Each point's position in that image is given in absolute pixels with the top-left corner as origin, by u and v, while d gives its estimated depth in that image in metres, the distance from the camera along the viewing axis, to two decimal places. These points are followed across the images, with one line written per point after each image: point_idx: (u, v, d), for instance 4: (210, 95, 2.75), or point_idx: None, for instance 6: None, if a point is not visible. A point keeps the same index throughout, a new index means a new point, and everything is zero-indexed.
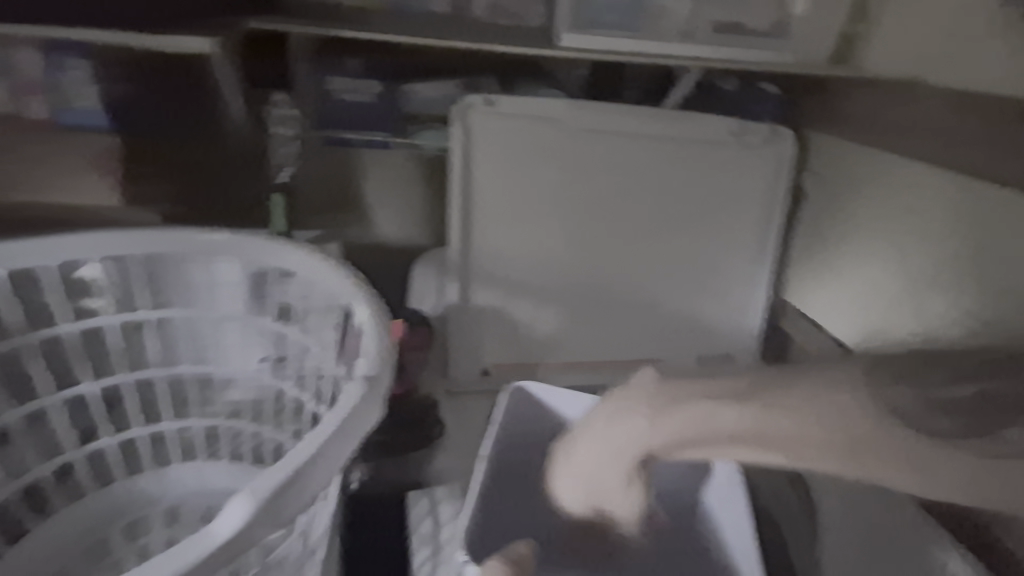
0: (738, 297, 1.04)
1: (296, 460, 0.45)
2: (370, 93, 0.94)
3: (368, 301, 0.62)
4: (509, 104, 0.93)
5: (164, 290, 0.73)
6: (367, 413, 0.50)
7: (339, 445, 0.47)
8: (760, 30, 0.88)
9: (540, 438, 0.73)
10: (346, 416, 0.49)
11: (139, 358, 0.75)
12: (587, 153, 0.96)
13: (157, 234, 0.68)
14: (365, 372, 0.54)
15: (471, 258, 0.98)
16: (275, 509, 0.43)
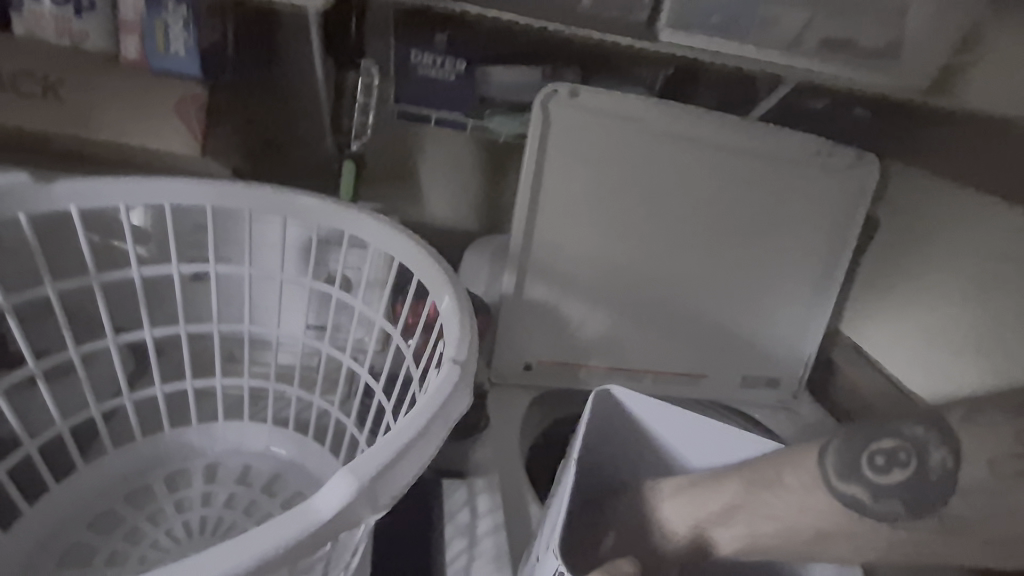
0: (780, 322, 1.05)
1: (396, 446, 0.45)
2: (452, 72, 0.92)
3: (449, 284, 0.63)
4: (590, 96, 0.89)
5: (227, 247, 0.83)
6: (458, 399, 0.50)
7: (434, 429, 0.47)
8: (873, 49, 0.80)
9: (606, 446, 0.72)
10: (440, 405, 0.49)
11: (197, 305, 0.86)
12: (667, 157, 0.93)
13: (244, 189, 0.73)
14: (454, 356, 0.54)
15: (532, 249, 0.94)
16: (373, 492, 0.43)
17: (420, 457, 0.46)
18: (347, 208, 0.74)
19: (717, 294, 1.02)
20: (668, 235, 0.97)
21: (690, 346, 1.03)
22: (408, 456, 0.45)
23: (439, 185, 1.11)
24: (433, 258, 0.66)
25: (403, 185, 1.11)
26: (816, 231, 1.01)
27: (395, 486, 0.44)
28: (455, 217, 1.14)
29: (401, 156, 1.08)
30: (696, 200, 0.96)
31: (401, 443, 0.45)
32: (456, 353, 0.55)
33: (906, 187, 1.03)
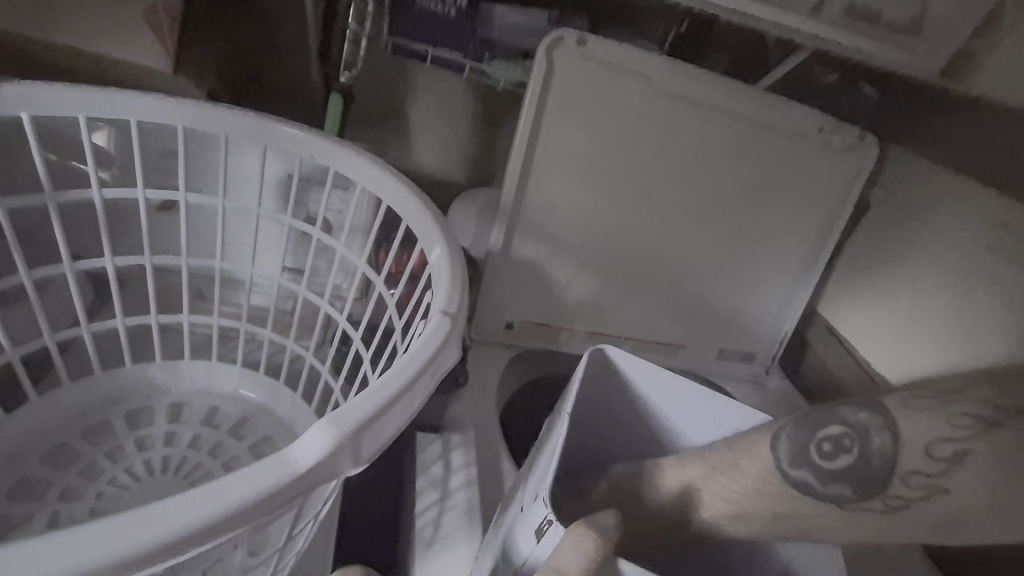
0: (761, 299, 1.06)
1: (381, 398, 0.43)
2: (453, 7, 0.87)
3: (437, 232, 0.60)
4: (599, 47, 0.83)
5: (199, 176, 0.77)
6: (445, 353, 0.48)
7: (419, 384, 0.46)
8: (895, 23, 0.78)
9: (593, 409, 0.70)
10: (429, 357, 0.47)
11: (164, 238, 0.80)
12: (671, 121, 0.90)
13: (222, 113, 0.68)
14: (444, 308, 0.52)
15: (524, 205, 0.91)
16: (356, 443, 0.41)
17: (401, 413, 0.44)
18: (335, 144, 0.69)
19: (706, 265, 1.01)
20: (664, 201, 0.95)
21: (673, 315, 1.04)
22: (391, 410, 0.43)
23: (431, 133, 1.06)
24: (424, 203, 0.63)
25: (392, 128, 1.05)
26: (808, 211, 1.01)
27: (377, 439, 0.42)
28: (441, 167, 1.09)
29: (394, 97, 1.03)
30: (696, 168, 0.94)
31: (386, 396, 0.43)
32: (445, 304, 0.52)
33: (901, 173, 1.02)
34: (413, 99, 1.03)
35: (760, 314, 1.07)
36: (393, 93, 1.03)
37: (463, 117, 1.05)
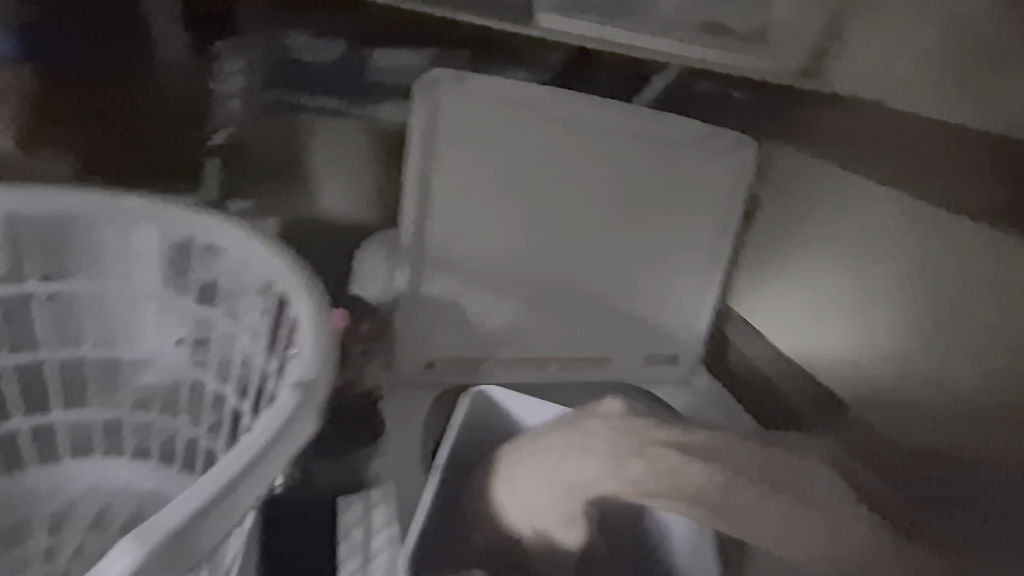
0: (684, 304, 1.08)
1: (217, 487, 0.50)
2: (334, 54, 0.93)
3: (306, 294, 0.64)
4: (477, 81, 0.87)
5: (65, 261, 0.73)
6: (300, 424, 0.56)
7: (271, 460, 0.53)
8: None
9: (491, 435, 0.89)
10: (277, 433, 0.54)
11: (25, 334, 0.74)
12: (560, 144, 0.92)
13: (74, 194, 0.68)
14: (302, 377, 0.58)
15: (425, 240, 0.91)
16: (187, 544, 0.47)
17: (245, 499, 0.51)
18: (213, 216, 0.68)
19: (618, 276, 1.03)
20: (566, 219, 0.97)
21: (595, 329, 1.05)
22: (216, 510, 0.49)
23: (329, 179, 1.01)
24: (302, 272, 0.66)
25: (285, 180, 0.99)
26: (705, 216, 1.03)
27: (213, 532, 0.49)
28: (346, 210, 1.02)
29: (284, 147, 0.97)
30: (591, 184, 0.96)
31: (217, 489, 0.50)
32: (304, 372, 0.59)
33: (784, 167, 1.03)
34: (309, 147, 0.98)
35: (680, 317, 1.09)
36: (279, 144, 0.97)
37: (364, 159, 0.99)
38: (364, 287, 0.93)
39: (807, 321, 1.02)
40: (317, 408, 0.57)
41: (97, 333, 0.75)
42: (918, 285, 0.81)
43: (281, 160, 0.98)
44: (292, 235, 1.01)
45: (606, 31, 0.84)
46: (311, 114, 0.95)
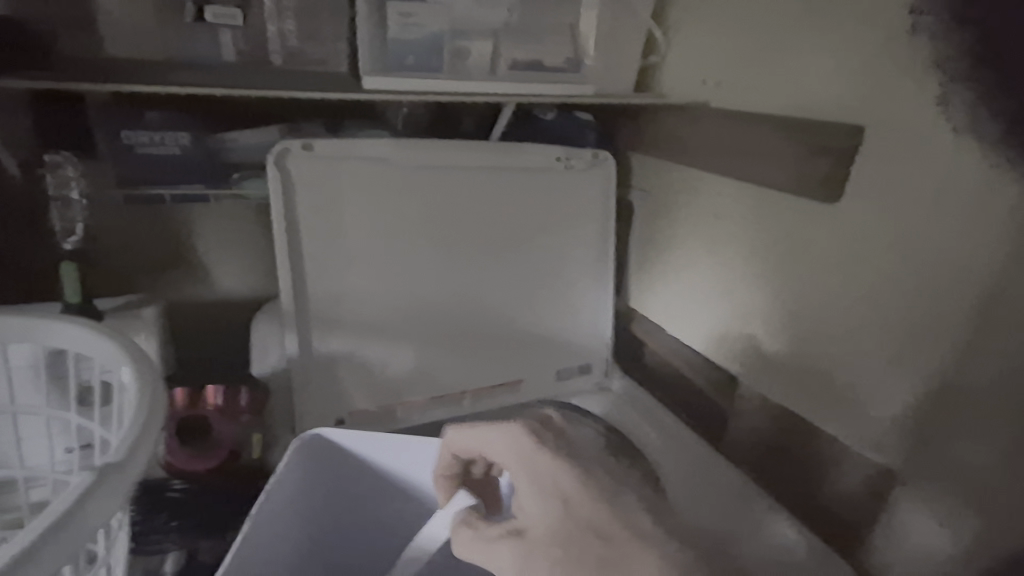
0: (584, 313, 1.13)
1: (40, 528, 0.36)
2: (178, 144, 0.90)
3: (136, 361, 0.53)
4: (326, 146, 0.91)
5: None
6: (105, 506, 0.40)
7: (50, 548, 0.36)
8: (557, 66, 0.91)
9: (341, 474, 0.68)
10: (86, 515, 0.38)
11: None
12: (425, 189, 0.98)
13: None
14: (105, 459, 0.43)
15: (310, 302, 0.93)
16: None
17: (95, 521, 0.39)
18: (19, 317, 0.59)
19: (511, 300, 1.06)
20: (447, 257, 1.01)
21: (505, 355, 1.07)
22: (53, 549, 0.36)
23: (223, 262, 1.03)
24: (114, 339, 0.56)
25: (171, 271, 1.01)
26: (581, 227, 1.10)
27: None
28: (246, 286, 1.06)
29: (167, 237, 0.99)
30: (465, 219, 1.01)
31: (57, 516, 0.37)
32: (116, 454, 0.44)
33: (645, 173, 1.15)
34: (194, 235, 1.00)
35: (579, 328, 1.13)
36: (158, 238, 0.98)
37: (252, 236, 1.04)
38: (263, 361, 0.96)
39: (695, 310, 1.07)
40: (130, 487, 0.42)
41: None
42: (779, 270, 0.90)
43: (163, 252, 0.99)
44: (190, 321, 1.04)
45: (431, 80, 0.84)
46: (172, 201, 0.93)
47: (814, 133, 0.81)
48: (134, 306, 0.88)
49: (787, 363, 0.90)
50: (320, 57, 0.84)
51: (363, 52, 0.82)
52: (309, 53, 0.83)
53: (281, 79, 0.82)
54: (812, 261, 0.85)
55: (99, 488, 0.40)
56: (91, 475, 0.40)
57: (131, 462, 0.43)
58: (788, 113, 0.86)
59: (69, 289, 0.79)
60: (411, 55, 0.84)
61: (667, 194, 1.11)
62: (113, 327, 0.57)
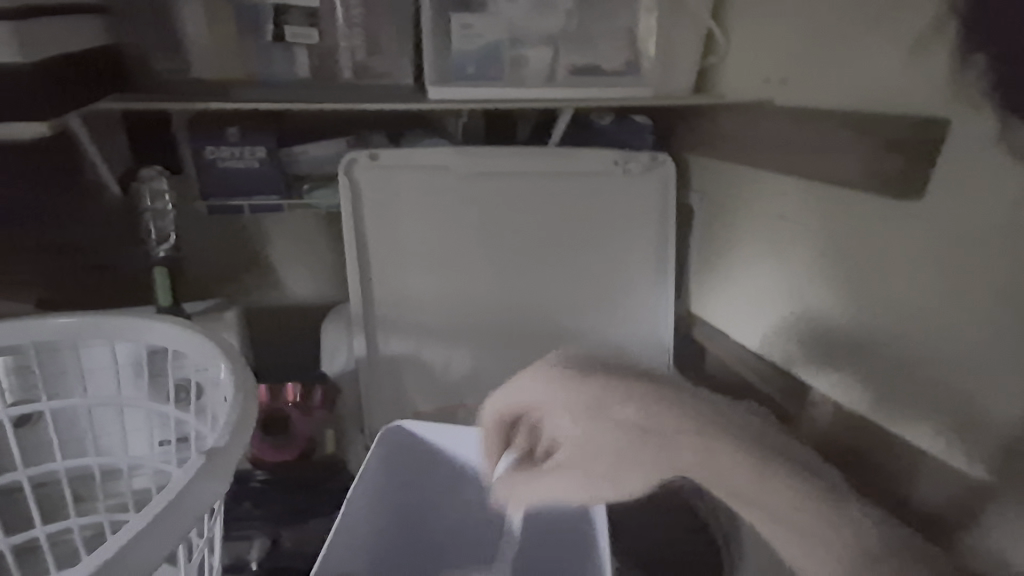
0: (644, 318, 1.11)
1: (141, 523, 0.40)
2: (254, 158, 0.95)
3: (228, 362, 0.57)
4: (390, 156, 0.95)
5: (55, 388, 0.74)
6: (205, 495, 0.44)
7: (150, 543, 0.39)
8: (616, 69, 0.92)
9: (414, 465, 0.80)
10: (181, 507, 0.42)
11: (36, 444, 0.75)
12: (484, 195, 1.00)
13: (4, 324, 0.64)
14: (210, 446, 0.47)
15: (375, 305, 0.98)
16: None
17: (204, 502, 0.44)
18: (126, 318, 0.65)
19: (568, 304, 1.06)
20: (503, 261, 1.02)
21: (562, 359, 1.07)
22: (168, 522, 0.41)
23: (293, 267, 1.08)
24: (207, 339, 0.60)
25: (249, 277, 1.07)
26: (641, 231, 1.09)
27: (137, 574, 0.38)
28: (315, 292, 1.10)
29: (245, 245, 1.05)
30: (522, 223, 1.03)
31: (172, 496, 0.42)
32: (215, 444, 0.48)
33: (703, 174, 1.14)
34: (267, 243, 1.06)
35: (639, 333, 1.11)
36: (239, 246, 1.05)
37: (321, 244, 1.08)
38: (332, 361, 1.00)
39: (758, 313, 1.02)
40: (231, 471, 0.47)
41: (73, 447, 0.76)
42: (844, 275, 0.85)
43: (242, 259, 1.06)
44: (263, 324, 1.09)
45: (492, 89, 0.87)
46: (251, 212, 0.99)
47: (882, 127, 0.77)
48: (217, 309, 0.94)
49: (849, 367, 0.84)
50: (387, 71, 0.88)
51: (427, 65, 0.85)
52: (375, 67, 0.88)
53: (351, 93, 0.86)
54: (879, 265, 0.80)
55: (205, 472, 0.45)
56: (200, 459, 0.45)
57: (232, 448, 0.48)
58: (851, 103, 0.83)
59: (161, 292, 0.86)
60: (471, 64, 0.87)
61: (728, 196, 1.08)
62: (206, 328, 0.62)
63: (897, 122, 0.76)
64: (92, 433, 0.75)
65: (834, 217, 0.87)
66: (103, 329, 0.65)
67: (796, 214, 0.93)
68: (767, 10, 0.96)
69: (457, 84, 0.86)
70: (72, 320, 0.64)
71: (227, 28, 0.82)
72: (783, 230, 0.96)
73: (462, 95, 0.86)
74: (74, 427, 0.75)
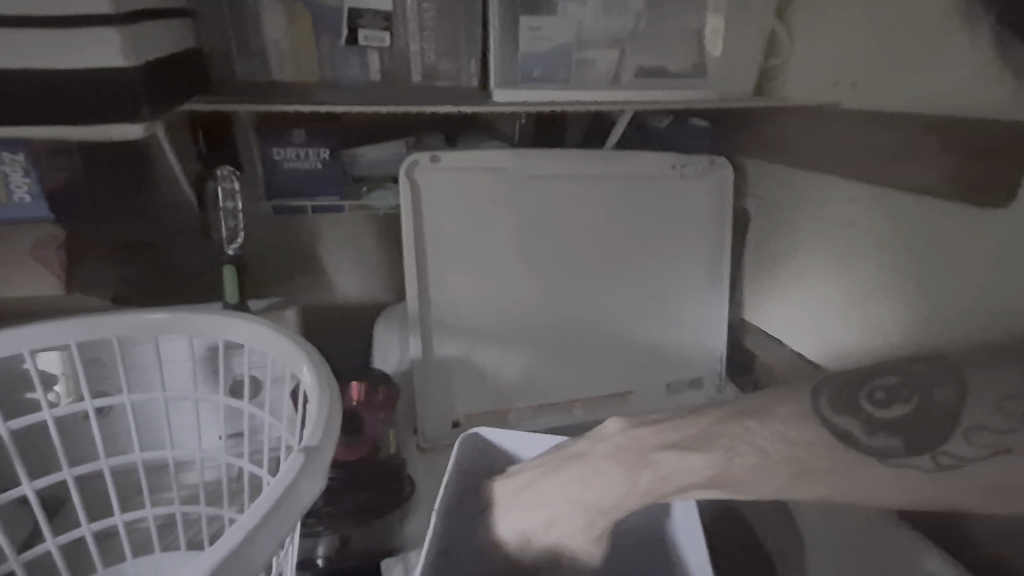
0: (698, 324, 1.10)
1: (258, 513, 0.41)
2: (318, 159, 0.97)
3: (310, 361, 0.58)
4: (451, 158, 0.95)
5: (131, 379, 0.76)
6: (308, 489, 0.44)
7: (266, 535, 0.41)
8: (682, 71, 0.91)
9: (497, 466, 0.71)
10: (288, 495, 0.43)
11: (110, 432, 0.77)
12: (541, 197, 0.99)
13: (95, 317, 0.65)
14: (306, 443, 0.48)
15: (430, 306, 0.97)
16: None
17: (305, 500, 0.44)
18: (208, 313, 0.66)
19: (623, 310, 1.05)
20: (560, 265, 1.01)
21: (614, 364, 1.05)
22: (273, 524, 0.41)
23: (343, 270, 1.10)
24: (288, 337, 0.62)
25: (303, 276, 1.09)
26: (697, 237, 1.08)
27: (257, 558, 0.40)
28: (366, 293, 1.12)
29: (301, 246, 1.07)
30: (579, 226, 1.02)
31: (276, 496, 0.42)
32: (309, 440, 0.48)
33: (761, 178, 1.12)
34: (322, 245, 1.08)
35: (693, 339, 1.09)
36: (295, 245, 1.07)
37: (375, 244, 1.10)
38: (384, 361, 1.02)
39: (826, 321, 0.99)
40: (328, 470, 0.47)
41: (146, 438, 0.78)
42: (915, 281, 0.84)
43: (297, 258, 1.07)
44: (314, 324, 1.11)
45: (558, 91, 0.86)
46: (313, 212, 1.01)
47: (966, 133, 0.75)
48: (278, 307, 0.96)
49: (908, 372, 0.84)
50: (452, 74, 0.89)
51: (494, 67, 0.85)
52: (441, 70, 0.88)
53: (419, 96, 0.87)
54: (946, 263, 0.80)
55: (306, 470, 0.45)
56: (301, 456, 0.46)
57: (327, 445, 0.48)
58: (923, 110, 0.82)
59: (229, 289, 0.89)
60: (538, 66, 0.86)
61: (787, 203, 1.07)
62: (285, 327, 0.63)
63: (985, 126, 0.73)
64: (166, 426, 0.77)
65: (893, 227, 0.87)
66: (186, 324, 0.67)
67: (852, 220, 0.94)
68: (837, 11, 0.94)
69: (521, 87, 0.85)
70: (157, 315, 0.66)
71: (306, 36, 0.84)
72: (854, 238, 0.93)
73: (525, 98, 0.86)
74: (149, 418, 0.77)
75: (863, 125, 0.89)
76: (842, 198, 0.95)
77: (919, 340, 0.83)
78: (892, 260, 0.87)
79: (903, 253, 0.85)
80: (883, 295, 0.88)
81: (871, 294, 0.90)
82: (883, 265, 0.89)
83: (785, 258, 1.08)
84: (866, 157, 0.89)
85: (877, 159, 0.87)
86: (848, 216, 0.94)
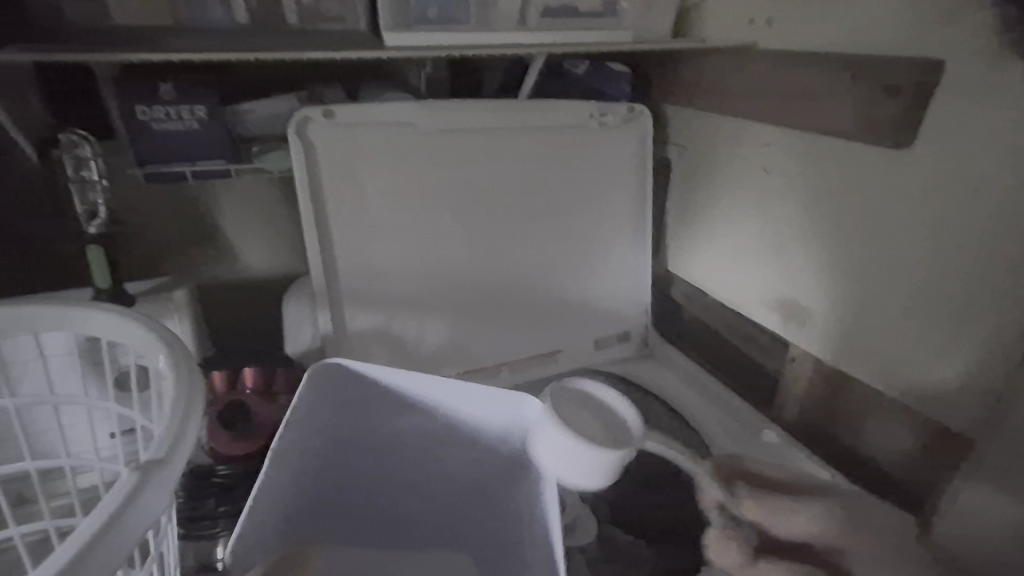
0: (621, 279, 1.08)
1: (85, 536, 0.36)
2: (193, 119, 0.85)
3: (171, 352, 0.51)
4: (348, 113, 0.87)
5: None
6: (150, 505, 0.40)
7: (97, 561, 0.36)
8: (593, 10, 0.85)
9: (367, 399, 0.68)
10: (115, 511, 0.38)
11: None
12: (449, 150, 0.93)
13: None
14: (150, 457, 0.43)
15: (339, 276, 0.90)
16: None
17: (148, 516, 0.40)
18: (58, 304, 0.57)
19: (544, 268, 1.01)
20: (475, 222, 0.96)
21: (540, 323, 1.03)
22: (109, 542, 0.37)
23: (246, 238, 1.01)
24: (145, 323, 0.55)
25: (197, 249, 0.99)
26: (616, 191, 1.04)
27: None
28: (276, 264, 1.05)
29: (193, 218, 0.97)
30: (488, 183, 0.96)
31: (102, 523, 0.37)
32: (156, 454, 0.43)
33: (682, 126, 1.10)
34: (219, 216, 0.98)
35: (615, 295, 1.08)
36: (182, 217, 0.96)
37: (277, 209, 1.01)
38: (297, 339, 0.95)
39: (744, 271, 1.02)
40: (175, 481, 0.42)
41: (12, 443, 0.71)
42: (823, 231, 0.86)
43: (188, 230, 0.97)
44: (220, 301, 1.03)
45: (460, 33, 0.79)
46: (195, 178, 0.90)
47: (875, 73, 0.74)
48: (167, 289, 0.87)
49: (830, 324, 0.88)
50: (339, 16, 0.81)
51: (384, 6, 0.76)
52: (324, 11, 0.80)
53: (303, 38, 0.77)
54: (879, 221, 0.79)
55: (144, 489, 0.40)
56: (136, 474, 0.41)
57: (175, 457, 0.43)
58: (836, 49, 0.80)
59: (98, 274, 0.80)
60: (434, 6, 0.78)
61: (708, 150, 1.05)
62: (143, 313, 0.56)
63: (891, 65, 0.72)
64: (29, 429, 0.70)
65: (824, 173, 0.85)
66: (28, 319, 0.58)
67: (779, 167, 0.92)
68: None
69: (415, 29, 0.77)
70: None
71: None
72: (769, 183, 0.94)
73: (420, 41, 0.77)
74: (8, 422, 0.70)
75: (774, 68, 0.88)
76: (764, 144, 0.94)
77: (820, 292, 0.88)
78: (827, 212, 0.85)
79: (831, 205, 0.85)
80: (842, 246, 0.84)
81: (829, 242, 0.86)
82: (821, 216, 0.87)
83: (711, 205, 1.07)
84: (772, 97, 0.89)
85: (784, 101, 0.87)
86: (772, 166, 0.93)
